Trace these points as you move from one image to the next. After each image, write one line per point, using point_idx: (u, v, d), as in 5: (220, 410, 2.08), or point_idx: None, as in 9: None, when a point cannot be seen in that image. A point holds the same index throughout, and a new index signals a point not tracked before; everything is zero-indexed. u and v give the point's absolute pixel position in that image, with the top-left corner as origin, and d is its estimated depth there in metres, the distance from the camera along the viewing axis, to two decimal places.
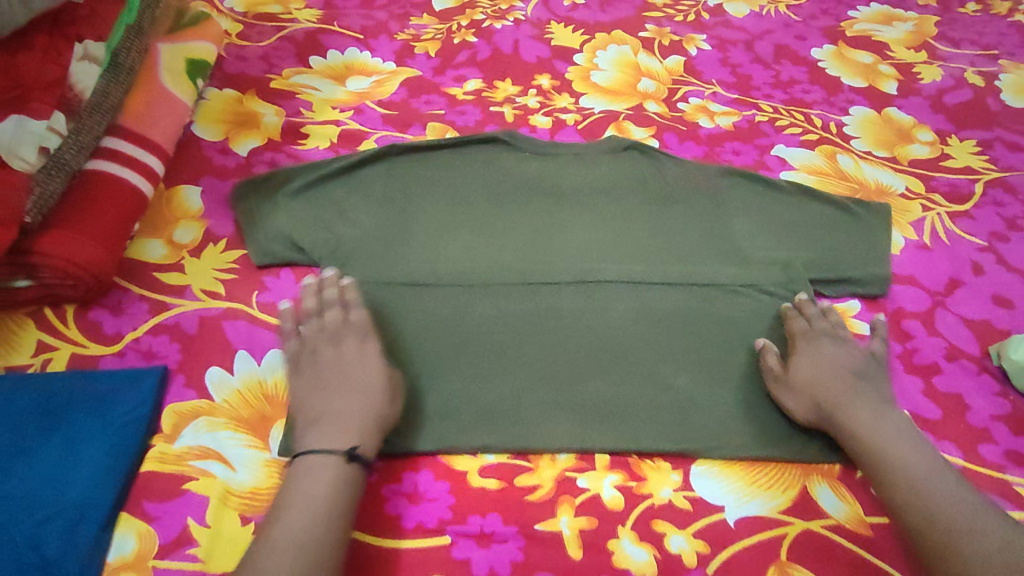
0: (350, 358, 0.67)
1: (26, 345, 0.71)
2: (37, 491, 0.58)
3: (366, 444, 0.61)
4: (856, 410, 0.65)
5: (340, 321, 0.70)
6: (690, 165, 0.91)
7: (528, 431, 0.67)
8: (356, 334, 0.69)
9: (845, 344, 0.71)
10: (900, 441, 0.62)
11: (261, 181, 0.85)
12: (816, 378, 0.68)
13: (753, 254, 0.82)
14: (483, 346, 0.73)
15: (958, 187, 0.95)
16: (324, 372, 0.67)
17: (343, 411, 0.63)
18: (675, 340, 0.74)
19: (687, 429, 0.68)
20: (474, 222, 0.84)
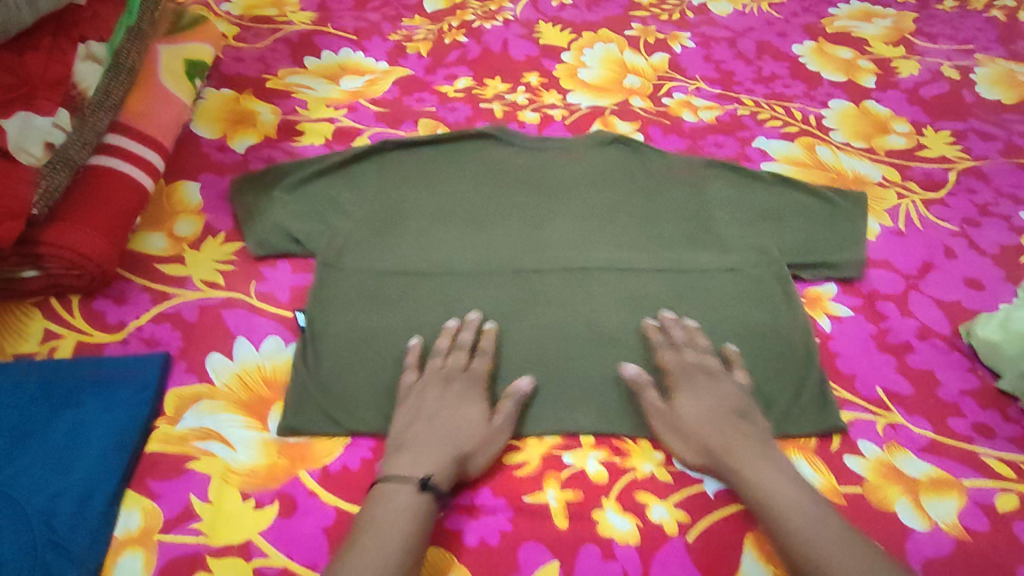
0: (470, 395, 0.68)
1: (33, 333, 0.74)
2: (47, 469, 0.61)
3: (441, 475, 0.61)
4: (745, 455, 0.63)
5: (457, 363, 0.70)
6: (673, 157, 0.94)
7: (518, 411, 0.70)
8: (477, 378, 0.69)
9: (716, 378, 0.68)
10: (786, 486, 0.60)
11: (258, 176, 0.88)
12: (699, 418, 0.65)
13: (734, 241, 0.85)
14: None
15: (933, 175, 0.99)
16: (426, 408, 0.66)
17: (418, 444, 0.63)
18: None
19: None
20: (465, 214, 0.86)
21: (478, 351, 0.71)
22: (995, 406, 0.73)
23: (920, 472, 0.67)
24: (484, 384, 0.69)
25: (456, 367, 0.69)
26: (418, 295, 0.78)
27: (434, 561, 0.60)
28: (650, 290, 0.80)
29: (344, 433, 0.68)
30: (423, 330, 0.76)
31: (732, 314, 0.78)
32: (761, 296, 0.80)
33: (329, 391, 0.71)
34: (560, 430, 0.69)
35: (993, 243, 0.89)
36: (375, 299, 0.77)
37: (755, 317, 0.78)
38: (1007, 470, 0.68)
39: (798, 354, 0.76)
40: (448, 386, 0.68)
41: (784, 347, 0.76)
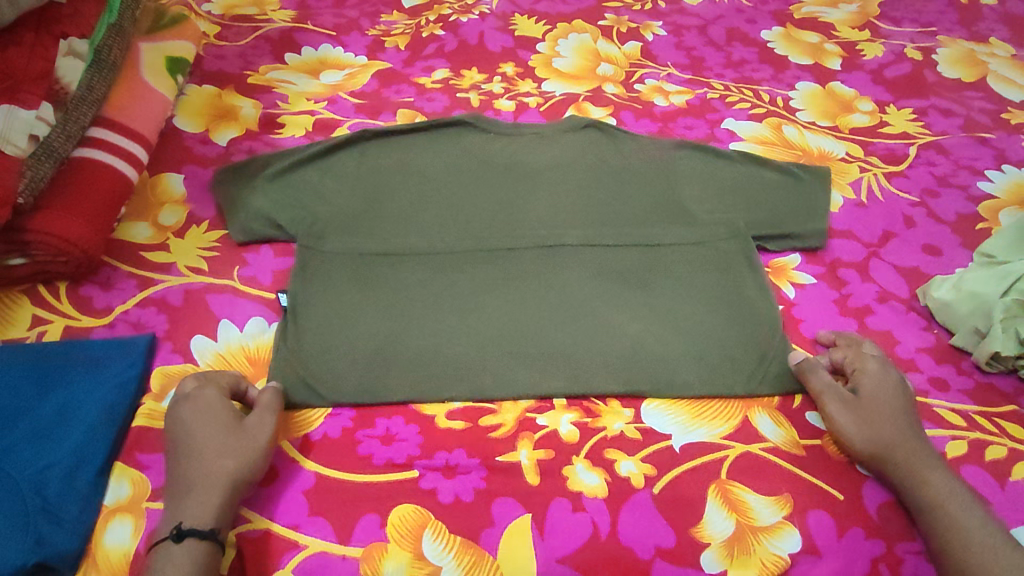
0: (203, 419, 0.64)
1: (21, 319, 0.76)
2: (37, 443, 0.63)
3: (196, 516, 0.59)
4: (915, 455, 0.65)
5: (182, 397, 0.66)
6: (643, 138, 0.97)
7: (493, 378, 0.73)
8: (218, 397, 0.66)
9: (899, 382, 0.70)
10: (951, 489, 0.62)
11: (241, 166, 0.91)
12: (888, 407, 0.68)
13: (703, 216, 0.88)
14: (450, 306, 0.78)
15: (895, 150, 1.02)
16: (178, 450, 0.63)
17: (179, 493, 0.61)
18: (629, 294, 0.80)
19: (639, 371, 0.73)
20: (441, 197, 0.89)
21: (202, 379, 0.68)
22: (950, 361, 0.76)
23: None
24: (220, 402, 0.66)
25: (178, 400, 0.67)
26: (396, 273, 0.80)
27: (402, 519, 0.63)
28: (621, 263, 0.82)
29: (324, 404, 0.71)
30: (400, 304, 0.78)
31: (699, 284, 0.81)
32: (727, 267, 0.83)
33: (308, 364, 0.73)
34: (534, 396, 0.72)
35: (950, 212, 0.93)
36: (355, 279, 0.80)
37: (723, 286, 0.81)
38: (959, 420, 0.71)
39: (762, 320, 0.78)
40: (179, 417, 0.65)
41: (749, 314, 0.79)
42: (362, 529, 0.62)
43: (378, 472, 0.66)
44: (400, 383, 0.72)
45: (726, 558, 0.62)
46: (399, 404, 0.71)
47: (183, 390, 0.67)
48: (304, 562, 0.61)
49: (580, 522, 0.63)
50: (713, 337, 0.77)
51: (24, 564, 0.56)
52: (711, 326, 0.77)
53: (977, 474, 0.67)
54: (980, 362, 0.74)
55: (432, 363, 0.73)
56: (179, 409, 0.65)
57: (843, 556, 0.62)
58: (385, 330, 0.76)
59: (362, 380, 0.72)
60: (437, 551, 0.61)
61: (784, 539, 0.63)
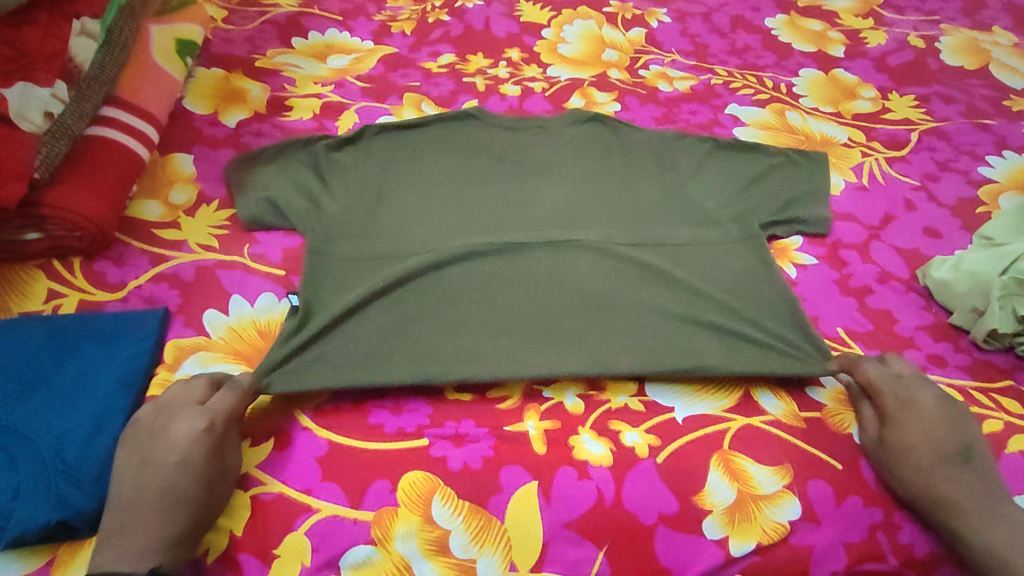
0: (171, 450, 0.60)
1: (37, 292, 0.77)
2: (55, 410, 0.65)
3: (160, 557, 0.56)
4: (963, 500, 0.62)
5: (182, 403, 0.64)
6: (645, 131, 0.98)
7: (504, 364, 0.72)
8: (215, 419, 0.63)
9: (932, 423, 0.65)
10: (1003, 532, 0.60)
11: (257, 151, 0.91)
12: (926, 448, 0.64)
13: (716, 213, 0.88)
14: (464, 302, 0.77)
15: (897, 136, 1.03)
16: (146, 457, 0.60)
17: (129, 509, 0.57)
18: (645, 288, 0.79)
19: (655, 355, 0.73)
20: (449, 192, 0.90)
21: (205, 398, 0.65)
22: (948, 339, 0.77)
23: None
24: (219, 433, 0.62)
25: (177, 412, 0.63)
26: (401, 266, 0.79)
27: (412, 484, 0.64)
28: (635, 257, 0.82)
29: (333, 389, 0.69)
30: (407, 295, 0.77)
31: (714, 281, 0.80)
32: (742, 265, 0.82)
33: (317, 353, 0.72)
34: (546, 379, 0.71)
35: (950, 196, 0.94)
36: (361, 275, 0.79)
37: (726, 268, 0.82)
38: (958, 395, 0.72)
39: (781, 314, 0.78)
40: (167, 421, 0.62)
41: (768, 310, 0.78)
42: (372, 494, 0.64)
43: (391, 440, 0.67)
44: (407, 368, 0.71)
45: (727, 524, 0.63)
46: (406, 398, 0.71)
47: (190, 394, 0.65)
48: (318, 525, 0.62)
49: (584, 490, 0.64)
50: (735, 330, 0.75)
51: (48, 521, 0.58)
52: (730, 321, 0.76)
53: None
54: (978, 340, 0.75)
55: (443, 352, 0.73)
56: (158, 430, 0.61)
57: (840, 523, 0.64)
58: (392, 321, 0.75)
59: (371, 367, 0.71)
60: (446, 515, 0.63)
61: (784, 507, 0.64)
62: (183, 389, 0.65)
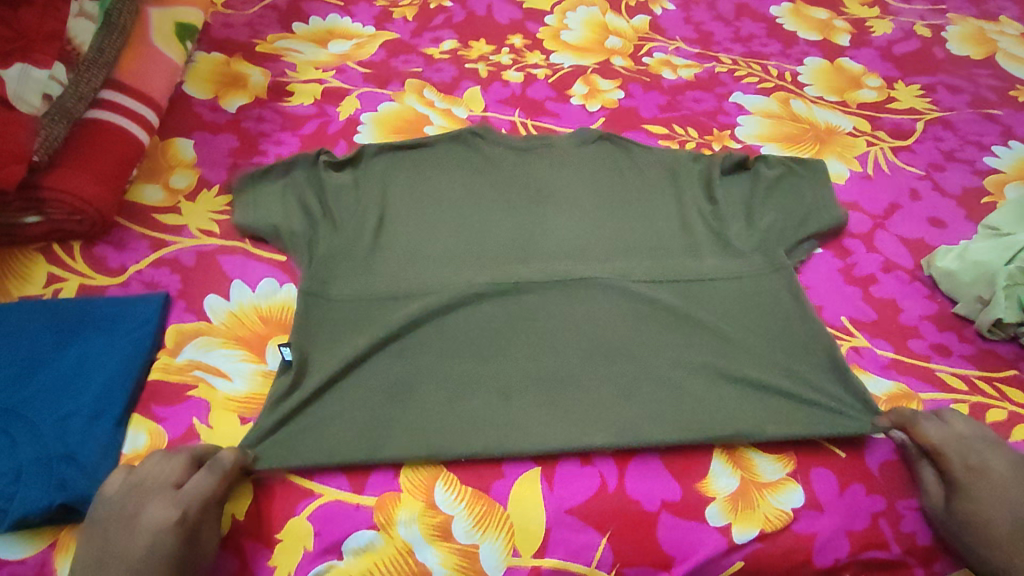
0: (138, 541, 0.54)
1: (37, 277, 0.77)
2: (56, 394, 0.64)
3: None
4: None
5: (156, 484, 0.58)
6: (651, 151, 0.90)
7: (520, 430, 0.65)
8: (188, 504, 0.56)
9: (1006, 490, 0.60)
10: None
11: (262, 172, 0.86)
12: (1004, 517, 0.58)
13: (740, 243, 0.81)
14: (468, 349, 0.71)
15: (902, 125, 1.03)
16: (111, 549, 0.54)
17: None
18: (666, 334, 0.73)
19: (688, 420, 0.66)
20: (455, 224, 0.83)
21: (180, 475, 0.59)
22: (952, 328, 0.77)
23: (881, 389, 0.71)
24: (193, 519, 0.56)
25: (148, 493, 0.57)
26: (403, 313, 0.73)
27: (415, 472, 0.64)
28: (658, 298, 0.75)
29: (330, 464, 0.63)
30: (411, 350, 0.71)
31: (742, 323, 0.74)
32: (771, 304, 0.76)
33: (312, 417, 0.66)
34: (570, 451, 0.64)
35: (955, 185, 0.94)
36: (360, 321, 0.73)
37: (745, 301, 0.76)
38: (961, 384, 0.72)
39: (804, 349, 0.72)
40: (136, 504, 0.56)
41: (795, 352, 0.72)
42: (375, 481, 0.64)
43: None
44: (411, 437, 0.65)
45: (730, 511, 0.63)
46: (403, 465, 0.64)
47: (167, 473, 0.59)
48: (320, 510, 0.62)
49: (587, 478, 0.64)
50: (769, 383, 0.69)
51: (49, 505, 0.58)
52: (764, 373, 0.70)
53: None
54: (983, 330, 0.75)
55: (453, 417, 0.66)
56: (126, 516, 0.55)
57: (843, 511, 0.64)
58: (392, 375, 0.69)
59: (370, 435, 0.65)
60: (449, 501, 0.63)
61: (786, 494, 0.64)
62: (160, 465, 0.59)
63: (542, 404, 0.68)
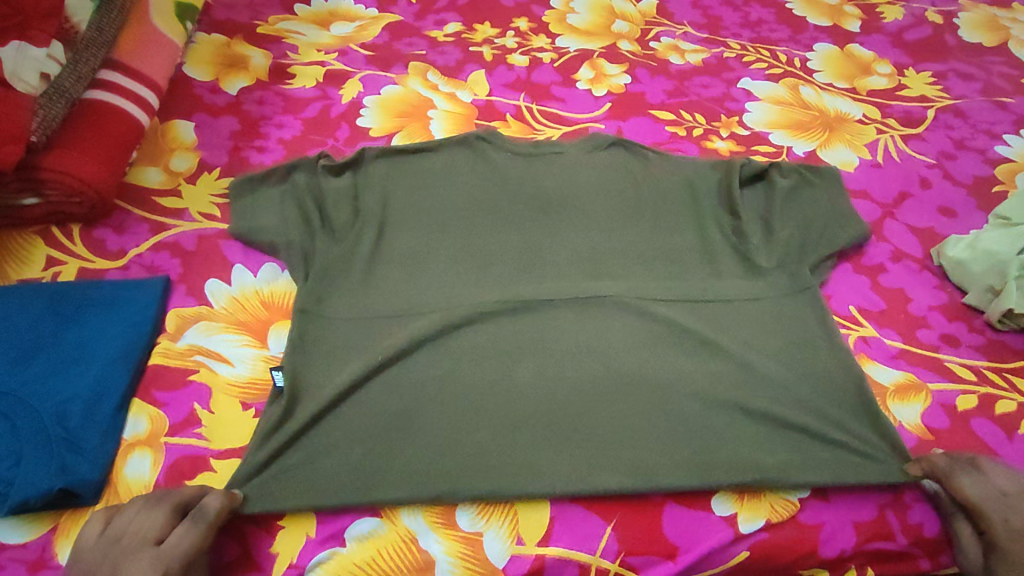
0: None
1: (37, 260, 0.76)
2: (56, 379, 0.63)
3: None
4: None
5: (134, 541, 0.53)
6: (674, 159, 0.88)
7: (523, 470, 0.62)
8: (169, 562, 0.53)
9: None
10: None
11: (262, 176, 0.83)
12: None
13: (763, 260, 0.77)
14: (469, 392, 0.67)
15: (912, 113, 1.01)
16: None
17: None
18: (683, 361, 0.69)
19: (707, 461, 0.63)
20: (459, 239, 0.79)
21: (165, 525, 0.55)
22: (962, 319, 0.76)
23: (890, 379, 0.71)
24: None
25: (130, 547, 0.53)
26: (404, 336, 0.69)
27: None
28: (673, 318, 0.72)
29: (329, 507, 0.60)
30: (413, 362, 0.68)
31: (764, 350, 0.71)
32: (795, 330, 0.72)
33: (308, 446, 0.63)
34: (577, 495, 0.61)
35: (966, 174, 0.93)
36: (358, 343, 0.70)
37: (767, 326, 0.73)
38: (970, 375, 0.71)
39: (832, 385, 0.69)
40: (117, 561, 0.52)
41: (818, 386, 0.69)
42: None
43: None
44: (410, 475, 0.61)
45: (735, 501, 0.63)
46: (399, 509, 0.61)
47: (147, 527, 0.54)
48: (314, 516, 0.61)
49: (590, 510, 0.62)
50: (792, 422, 0.65)
51: (50, 489, 0.57)
52: (787, 410, 0.66)
53: (986, 426, 0.68)
54: (993, 320, 0.74)
55: (454, 450, 0.63)
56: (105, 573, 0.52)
57: (850, 502, 0.63)
58: (392, 409, 0.65)
59: (368, 475, 0.61)
60: None
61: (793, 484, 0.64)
62: (140, 517, 0.55)
63: (545, 395, 0.67)
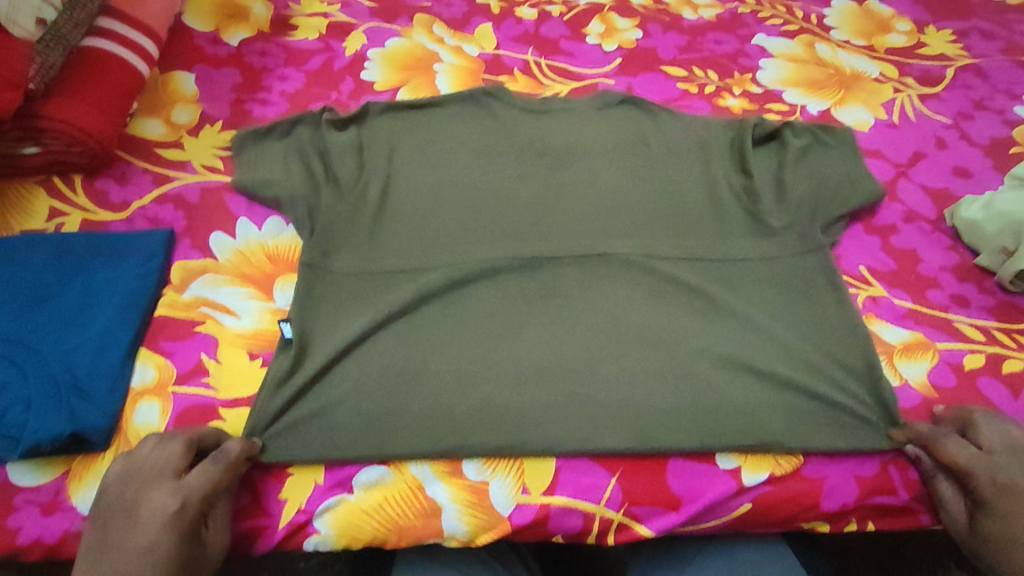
0: (137, 528, 0.50)
1: (39, 210, 0.75)
2: (63, 327, 0.64)
3: None
4: None
5: (154, 471, 0.53)
6: (685, 117, 0.86)
7: (529, 427, 0.62)
8: (188, 493, 0.52)
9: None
10: None
11: (263, 130, 0.81)
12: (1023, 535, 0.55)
13: (774, 220, 0.76)
14: (480, 331, 0.67)
15: (931, 72, 0.98)
16: (112, 534, 0.51)
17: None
18: (691, 318, 0.69)
19: (711, 419, 0.63)
20: (464, 192, 0.78)
21: (183, 458, 0.54)
22: (973, 280, 0.76)
23: (897, 338, 0.70)
24: (194, 508, 0.52)
25: (150, 476, 0.53)
26: (410, 290, 0.69)
27: None
28: (681, 277, 0.71)
29: (337, 459, 0.60)
30: (420, 316, 0.68)
31: (771, 307, 0.70)
32: (803, 286, 0.72)
33: (317, 397, 0.63)
34: (582, 452, 0.61)
35: (983, 135, 0.91)
36: (364, 297, 0.69)
37: (777, 278, 0.72)
38: (978, 335, 0.71)
39: (840, 336, 0.69)
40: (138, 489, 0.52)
41: (823, 338, 0.69)
42: None
43: None
44: (418, 428, 0.62)
45: (740, 455, 0.63)
46: (404, 461, 0.61)
47: (164, 460, 0.54)
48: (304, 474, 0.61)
49: (596, 465, 0.62)
50: (795, 381, 0.65)
51: (60, 434, 0.58)
52: (790, 368, 0.66)
53: (992, 385, 0.68)
54: (1004, 281, 0.74)
55: (460, 404, 0.63)
56: (127, 501, 0.52)
57: (853, 457, 0.64)
58: (399, 361, 0.65)
59: (377, 427, 0.62)
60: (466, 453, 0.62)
61: None
62: (157, 451, 0.54)
63: (551, 351, 0.66)
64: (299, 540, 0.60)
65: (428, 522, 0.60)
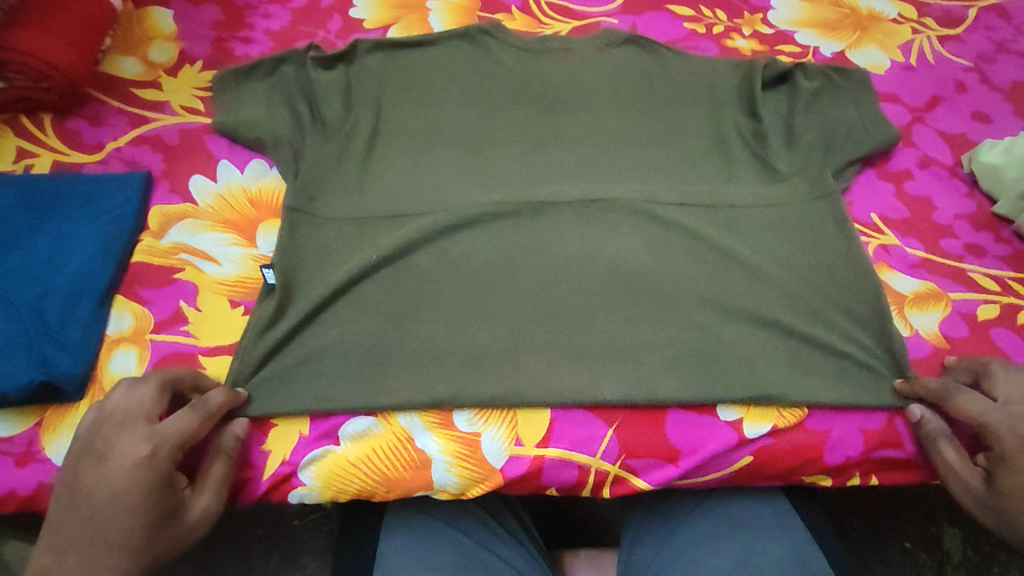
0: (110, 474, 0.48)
1: (7, 151, 0.71)
2: (33, 273, 0.61)
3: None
4: None
5: (127, 418, 0.51)
6: (693, 57, 0.81)
7: (524, 376, 0.60)
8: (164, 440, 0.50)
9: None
10: None
11: (246, 69, 0.77)
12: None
13: (782, 166, 0.73)
14: (473, 280, 0.64)
15: (952, 12, 0.93)
16: (83, 479, 0.49)
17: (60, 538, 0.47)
18: (694, 267, 0.66)
19: (712, 370, 0.61)
20: (456, 135, 0.74)
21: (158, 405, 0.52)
22: (989, 229, 0.72)
23: (909, 288, 0.67)
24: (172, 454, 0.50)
25: (123, 423, 0.50)
26: (399, 235, 0.65)
27: None
28: (684, 223, 0.68)
29: (323, 409, 0.58)
30: (410, 264, 0.65)
31: (778, 256, 0.67)
32: (812, 234, 0.69)
33: (303, 346, 0.61)
34: (578, 403, 0.59)
35: (1005, 79, 0.86)
36: (353, 242, 0.66)
37: (785, 226, 0.69)
38: (993, 285, 0.68)
39: (849, 285, 0.66)
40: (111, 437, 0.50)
41: (831, 288, 0.66)
42: None
43: None
44: (408, 378, 0.59)
45: (742, 407, 0.61)
46: (393, 412, 0.59)
47: (137, 406, 0.51)
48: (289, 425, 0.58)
49: (591, 417, 0.60)
50: (800, 331, 0.63)
51: (30, 382, 0.55)
52: (795, 318, 0.64)
53: (1006, 335, 0.65)
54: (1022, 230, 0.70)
55: (451, 354, 0.61)
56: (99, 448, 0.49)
57: (859, 410, 0.62)
58: (388, 310, 0.62)
59: (365, 376, 0.59)
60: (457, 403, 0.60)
61: None
62: (128, 397, 0.52)
63: (546, 301, 0.63)
64: (283, 492, 0.58)
65: (417, 475, 0.58)
